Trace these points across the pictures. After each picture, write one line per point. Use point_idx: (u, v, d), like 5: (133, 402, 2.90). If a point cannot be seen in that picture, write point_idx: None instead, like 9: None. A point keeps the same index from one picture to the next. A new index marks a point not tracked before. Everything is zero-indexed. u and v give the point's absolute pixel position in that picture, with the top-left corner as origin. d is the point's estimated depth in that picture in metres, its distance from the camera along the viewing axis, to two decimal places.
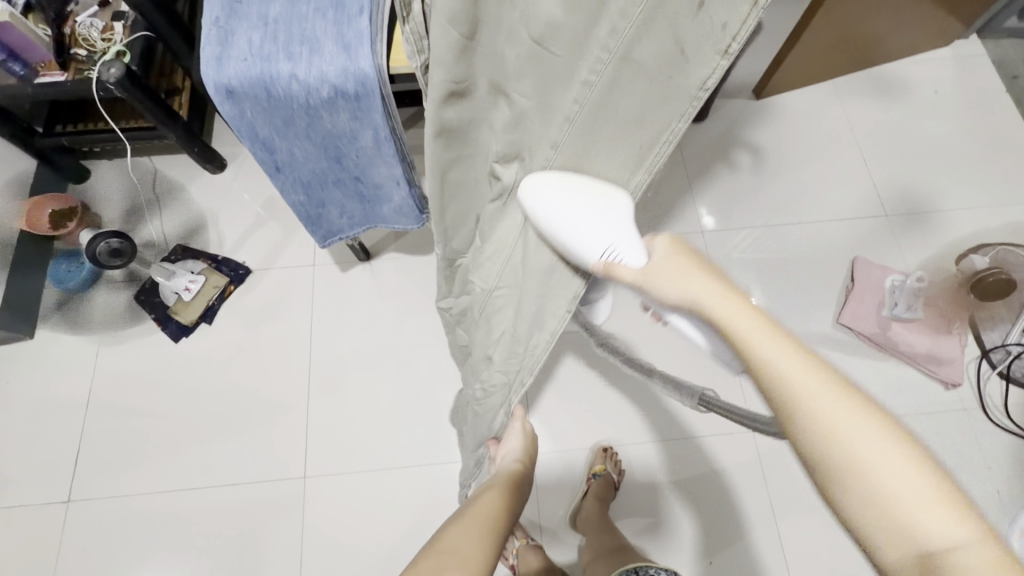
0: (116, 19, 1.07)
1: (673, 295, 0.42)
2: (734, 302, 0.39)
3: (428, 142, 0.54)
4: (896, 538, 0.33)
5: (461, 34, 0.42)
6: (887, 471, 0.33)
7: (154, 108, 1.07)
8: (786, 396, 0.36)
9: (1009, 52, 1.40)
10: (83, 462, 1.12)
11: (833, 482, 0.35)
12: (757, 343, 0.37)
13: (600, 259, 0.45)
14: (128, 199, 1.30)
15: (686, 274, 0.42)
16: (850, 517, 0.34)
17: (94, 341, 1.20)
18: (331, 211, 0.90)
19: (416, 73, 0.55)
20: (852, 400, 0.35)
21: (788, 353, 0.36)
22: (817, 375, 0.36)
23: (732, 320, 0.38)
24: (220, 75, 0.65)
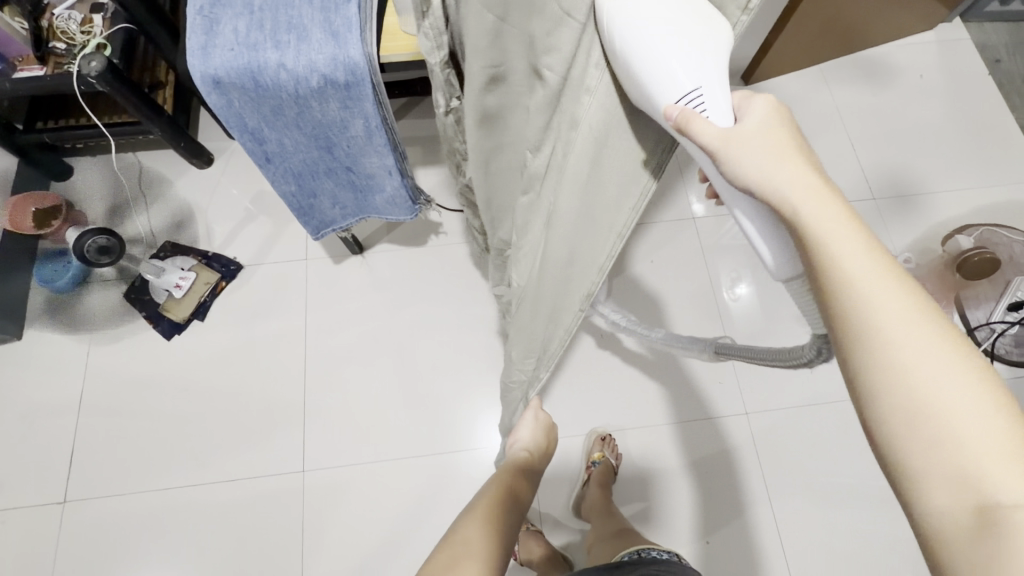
0: (95, 11, 1.06)
1: (749, 167, 0.35)
2: (826, 202, 0.34)
3: (470, 131, 0.51)
4: (965, 490, 0.30)
5: (495, 16, 0.39)
6: (965, 412, 0.31)
7: (138, 102, 1.05)
8: (855, 309, 0.33)
9: (991, 37, 1.44)
10: (78, 461, 1.11)
11: (898, 416, 0.32)
12: (842, 248, 0.33)
13: (678, 105, 0.35)
14: (114, 196, 1.28)
15: (777, 155, 0.36)
16: (904, 457, 0.32)
17: (84, 341, 1.18)
18: (322, 201, 0.89)
19: (433, 72, 0.50)
20: (941, 331, 0.32)
21: (881, 268, 0.33)
22: (901, 295, 0.33)
23: (812, 218, 0.34)
24: (206, 65, 0.64)
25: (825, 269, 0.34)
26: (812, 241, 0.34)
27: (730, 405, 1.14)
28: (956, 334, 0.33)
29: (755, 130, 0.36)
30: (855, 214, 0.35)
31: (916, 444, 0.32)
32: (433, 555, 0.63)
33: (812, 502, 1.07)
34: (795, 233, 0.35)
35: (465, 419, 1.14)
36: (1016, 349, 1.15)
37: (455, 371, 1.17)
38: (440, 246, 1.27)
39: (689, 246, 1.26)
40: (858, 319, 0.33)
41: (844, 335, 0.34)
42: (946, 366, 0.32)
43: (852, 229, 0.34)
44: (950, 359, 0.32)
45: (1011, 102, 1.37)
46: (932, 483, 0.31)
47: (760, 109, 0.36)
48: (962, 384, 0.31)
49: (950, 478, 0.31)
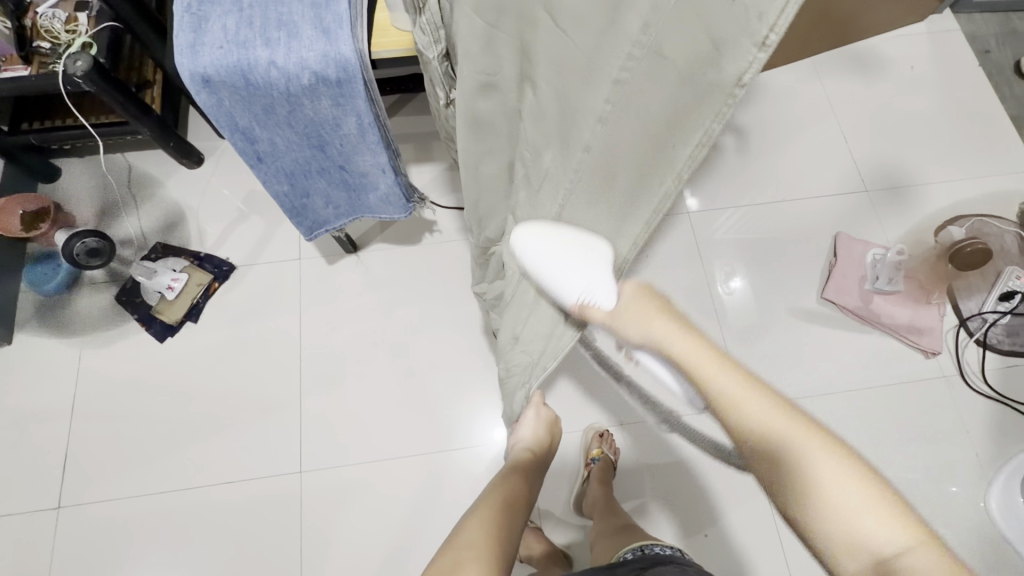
0: (80, 9, 1.04)
1: (637, 332, 0.55)
2: (688, 342, 0.52)
3: (461, 130, 0.56)
4: (851, 546, 0.43)
5: (486, 22, 0.44)
6: (830, 481, 0.45)
7: (124, 102, 1.03)
8: (738, 425, 0.49)
9: (980, 28, 1.44)
10: (72, 466, 1.10)
11: (790, 497, 0.46)
12: (712, 379, 0.50)
13: (575, 300, 0.58)
14: (104, 198, 1.26)
15: (647, 314, 0.55)
16: (809, 532, 0.45)
17: (76, 344, 1.17)
18: (315, 201, 0.88)
19: (434, 64, 0.54)
20: (791, 423, 0.48)
21: (742, 387, 0.49)
22: (758, 402, 0.48)
23: (689, 359, 0.51)
24: (195, 63, 0.63)
25: (715, 398, 0.50)
26: (700, 379, 0.51)
27: None
28: (816, 427, 0.48)
29: (628, 303, 0.56)
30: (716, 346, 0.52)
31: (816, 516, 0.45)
32: (437, 561, 0.62)
33: None
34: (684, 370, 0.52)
35: (463, 417, 1.14)
36: (1007, 339, 1.16)
37: (452, 369, 1.17)
38: (434, 244, 1.26)
39: (684, 241, 1.26)
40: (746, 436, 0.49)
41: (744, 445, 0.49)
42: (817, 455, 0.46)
43: (717, 362, 0.50)
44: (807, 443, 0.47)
45: (1001, 92, 1.38)
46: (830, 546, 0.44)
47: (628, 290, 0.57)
48: (821, 458, 0.46)
49: (842, 538, 0.44)
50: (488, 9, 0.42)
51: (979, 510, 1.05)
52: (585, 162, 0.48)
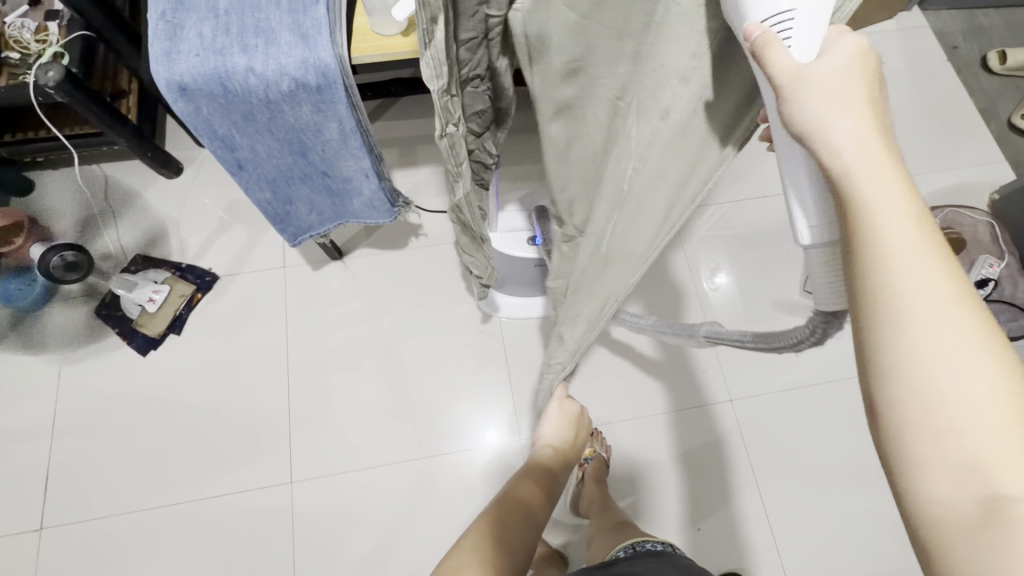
0: (50, 18, 1.02)
1: (808, 120, 0.34)
2: (880, 161, 0.32)
3: (547, 121, 0.54)
4: (965, 475, 0.29)
5: (578, 13, 0.42)
6: (982, 398, 0.30)
7: (99, 111, 1.01)
8: (889, 279, 0.32)
9: (947, 24, 1.49)
10: (55, 484, 1.07)
11: (910, 392, 0.31)
12: (886, 212, 0.32)
13: (763, 28, 0.34)
14: (80, 210, 1.23)
15: (841, 106, 0.34)
16: (899, 436, 0.32)
17: (54, 360, 1.14)
18: (299, 207, 0.88)
19: (432, 98, 0.50)
20: (973, 314, 0.31)
21: (924, 240, 0.32)
22: (940, 269, 0.31)
23: (859, 178, 0.32)
24: (171, 71, 0.62)
25: (868, 238, 0.32)
26: (852, 204, 0.33)
27: (715, 393, 1.16)
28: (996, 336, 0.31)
29: (830, 80, 0.34)
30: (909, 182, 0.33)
31: (923, 426, 0.31)
32: (442, 566, 0.65)
33: (798, 483, 1.09)
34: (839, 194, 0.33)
35: (456, 421, 1.14)
36: None
37: (442, 372, 1.17)
38: (421, 248, 1.25)
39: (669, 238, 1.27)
40: (890, 299, 0.32)
41: (868, 308, 0.33)
42: (970, 354, 0.30)
43: (906, 197, 0.32)
44: (977, 348, 0.31)
45: (969, 85, 1.43)
46: (937, 465, 0.30)
47: (837, 64, 0.34)
48: (986, 370, 0.30)
49: (951, 461, 0.30)
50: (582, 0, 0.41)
51: None
52: (660, 131, 0.46)
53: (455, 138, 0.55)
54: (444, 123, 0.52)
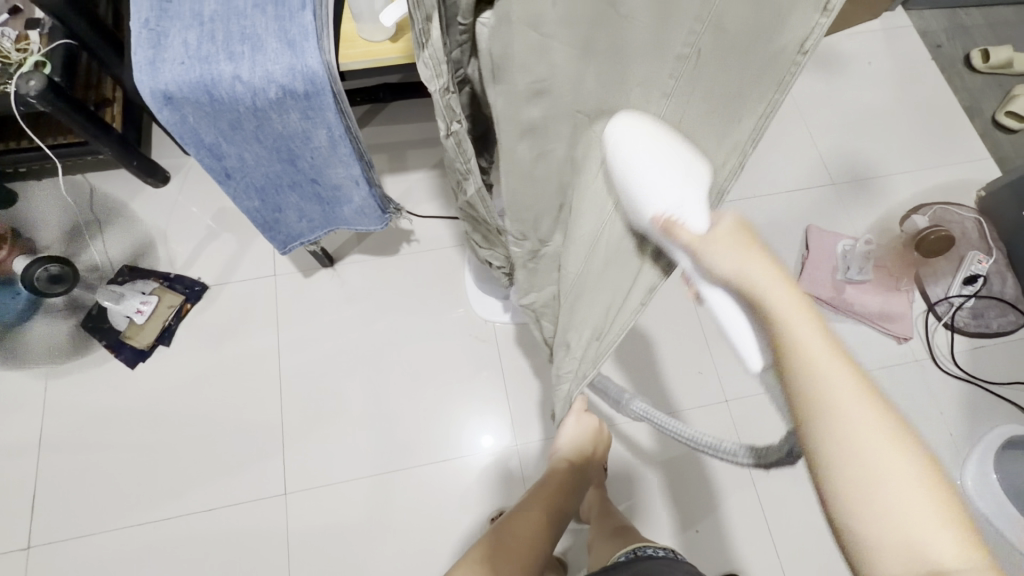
0: (30, 27, 1.00)
1: (724, 267, 0.45)
2: (786, 298, 0.42)
3: (514, 142, 0.51)
4: (903, 556, 0.37)
5: (535, 31, 0.42)
6: (902, 489, 0.38)
7: (82, 121, 1.00)
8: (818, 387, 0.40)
9: (931, 24, 1.51)
10: (42, 501, 1.05)
11: (849, 488, 0.39)
12: (803, 343, 0.41)
13: (665, 213, 0.46)
14: (65, 221, 1.21)
15: (743, 251, 0.44)
16: (852, 527, 0.39)
17: (40, 375, 1.12)
18: (288, 215, 0.86)
19: (433, 98, 0.49)
20: (885, 420, 0.39)
21: (837, 362, 0.40)
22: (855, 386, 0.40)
23: (773, 316, 0.42)
24: (155, 80, 0.61)
25: (791, 364, 0.41)
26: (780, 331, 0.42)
27: (710, 394, 1.16)
28: (911, 436, 0.39)
29: (724, 233, 0.45)
30: (822, 316, 0.42)
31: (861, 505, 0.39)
32: None
33: (795, 482, 1.09)
34: (767, 320, 0.43)
35: (452, 428, 1.12)
36: (973, 322, 1.20)
37: (437, 379, 1.16)
38: (413, 254, 1.24)
39: None
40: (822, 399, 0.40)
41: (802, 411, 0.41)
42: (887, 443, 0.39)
43: (816, 330, 0.41)
44: (892, 448, 0.39)
45: (953, 84, 1.44)
46: (879, 550, 0.38)
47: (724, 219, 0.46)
48: (903, 467, 0.38)
49: (895, 544, 0.37)
50: (547, 20, 0.41)
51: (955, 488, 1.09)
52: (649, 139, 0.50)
53: (461, 134, 0.53)
54: (448, 122, 0.51)
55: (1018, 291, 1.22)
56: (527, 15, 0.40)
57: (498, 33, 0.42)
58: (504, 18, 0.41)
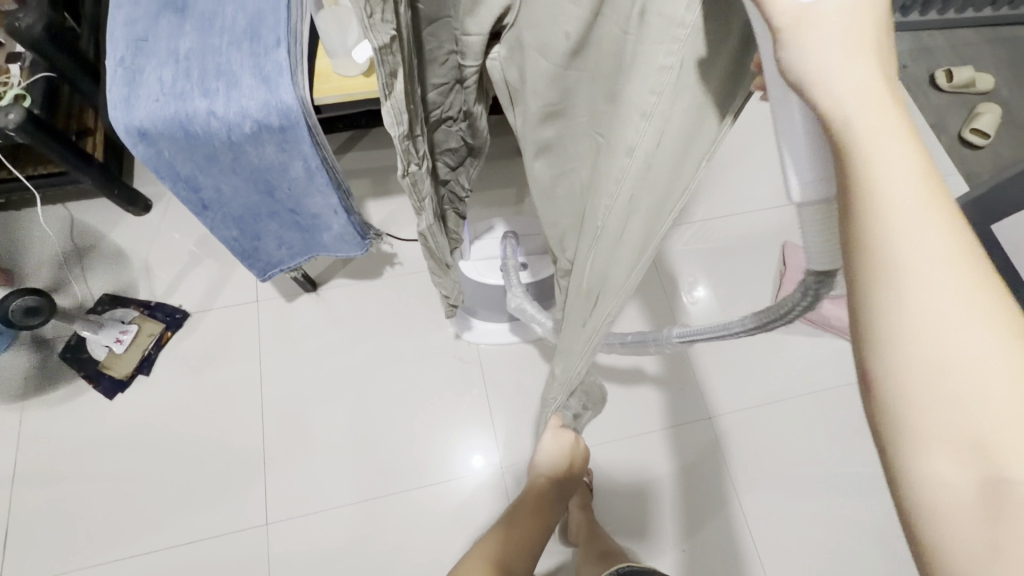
0: (12, 61, 1.02)
1: (799, 45, 0.26)
2: (878, 90, 0.25)
3: (532, 160, 0.56)
4: (968, 462, 0.24)
5: (551, 62, 0.45)
6: (993, 373, 0.24)
7: (62, 151, 1.00)
8: (884, 237, 0.25)
9: (896, 46, 1.56)
10: (14, 538, 1.03)
11: (904, 371, 0.25)
12: (881, 149, 0.25)
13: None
14: (43, 251, 1.20)
15: (848, 34, 0.25)
16: (887, 418, 0.26)
17: (14, 407, 1.10)
18: (267, 243, 0.87)
19: (393, 142, 0.52)
20: (981, 274, 0.25)
21: (925, 187, 0.25)
22: (949, 229, 0.25)
23: (854, 106, 0.25)
24: (131, 117, 0.62)
25: (862, 179, 0.26)
26: (849, 151, 0.26)
27: (694, 410, 1.16)
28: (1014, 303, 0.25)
29: (840, 5, 0.25)
30: (920, 134, 0.26)
31: (923, 401, 0.25)
32: None
33: (779, 496, 1.10)
34: (831, 126, 0.26)
35: (437, 451, 1.12)
36: None
37: (420, 402, 1.15)
38: (397, 276, 1.25)
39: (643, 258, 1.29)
40: (888, 256, 0.25)
41: (858, 267, 0.26)
42: (989, 324, 0.25)
43: (909, 144, 0.25)
44: (990, 317, 0.25)
45: (920, 102, 1.49)
46: (937, 447, 0.25)
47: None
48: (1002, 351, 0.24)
49: (968, 451, 0.24)
50: (558, 50, 0.43)
51: None
52: (628, 168, 0.43)
53: (417, 176, 0.57)
54: (407, 163, 0.55)
55: None
56: (536, 47, 0.44)
57: (513, 59, 0.49)
58: (517, 48, 0.47)
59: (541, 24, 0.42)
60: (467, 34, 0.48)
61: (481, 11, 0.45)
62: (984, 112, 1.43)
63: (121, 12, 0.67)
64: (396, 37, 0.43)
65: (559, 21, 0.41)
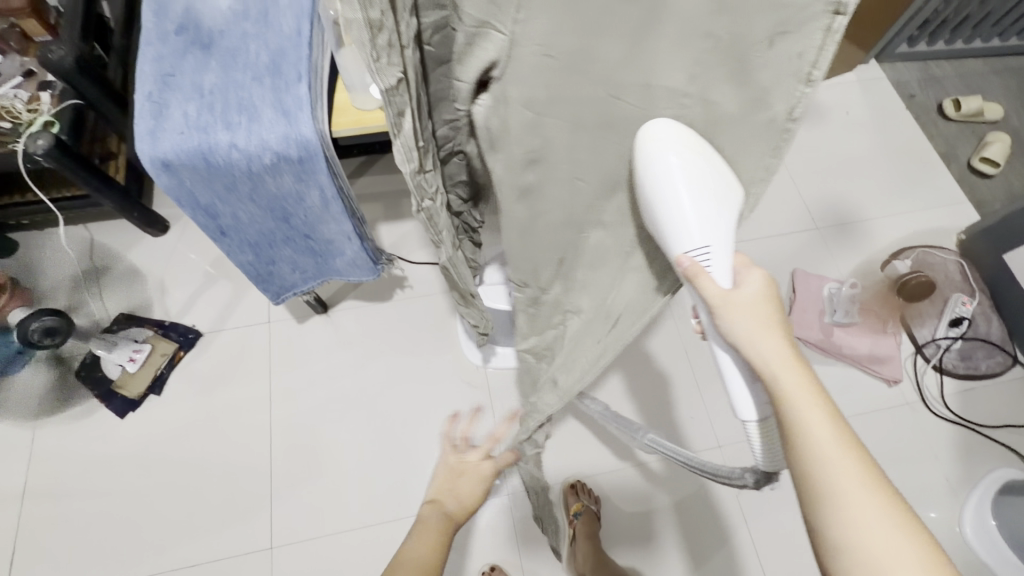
0: (42, 89, 1.06)
1: (739, 328, 0.51)
2: (792, 364, 0.49)
3: (511, 205, 0.58)
4: None
5: (533, 112, 0.49)
6: (882, 534, 0.45)
7: (87, 176, 1.04)
8: (812, 450, 0.47)
9: (904, 75, 1.58)
10: (21, 557, 1.03)
11: (830, 526, 0.46)
12: (799, 400, 0.48)
13: (688, 254, 0.51)
14: (64, 271, 1.23)
15: (757, 321, 0.51)
16: (828, 554, 0.47)
17: (27, 425, 1.11)
18: (281, 267, 0.88)
19: (405, 178, 0.53)
20: (868, 471, 0.47)
21: (827, 420, 0.48)
22: (843, 443, 0.47)
23: (779, 373, 0.49)
24: (155, 149, 0.64)
25: (790, 416, 0.48)
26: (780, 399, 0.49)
27: (701, 438, 1.15)
28: (890, 490, 0.47)
29: (748, 300, 0.51)
30: (819, 386, 0.49)
31: (845, 545, 0.45)
32: None
33: (790, 529, 1.08)
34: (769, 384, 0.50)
35: None
36: (961, 363, 1.21)
37: (426, 425, 1.15)
38: (406, 299, 1.26)
39: None
40: (812, 459, 0.47)
41: (797, 464, 0.49)
42: (878, 504, 0.46)
43: (815, 397, 0.48)
44: (877, 496, 0.46)
45: (928, 130, 1.50)
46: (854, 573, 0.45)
47: (749, 286, 0.52)
48: (885, 519, 0.45)
49: None
50: (539, 101, 0.48)
51: (955, 536, 1.08)
52: None
53: (431, 210, 0.59)
54: (420, 198, 0.56)
55: (1004, 332, 1.24)
56: (521, 98, 0.48)
57: (496, 109, 0.51)
58: (502, 100, 0.49)
59: (531, 80, 0.46)
60: (456, 82, 0.50)
61: (471, 61, 0.47)
62: (994, 141, 1.43)
63: (151, 48, 0.70)
64: (403, 81, 0.45)
65: (534, 78, 0.46)
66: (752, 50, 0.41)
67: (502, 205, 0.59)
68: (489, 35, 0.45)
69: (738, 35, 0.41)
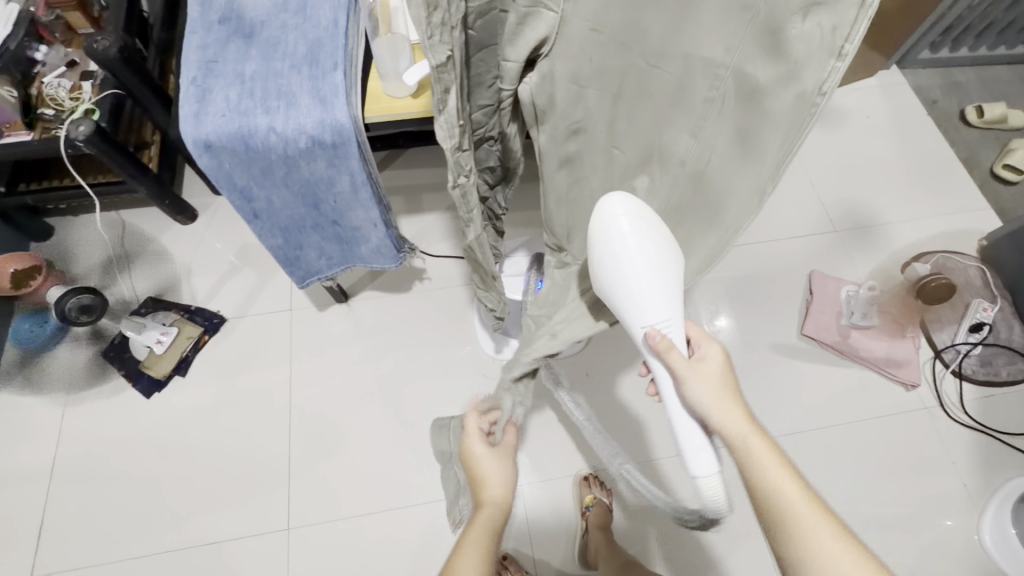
0: (84, 79, 1.10)
1: (703, 397, 0.57)
2: (751, 429, 0.56)
3: (554, 172, 0.67)
4: None
5: (575, 82, 0.58)
6: None
7: (124, 162, 1.08)
8: (781, 507, 0.53)
9: (925, 81, 1.57)
10: (49, 530, 1.06)
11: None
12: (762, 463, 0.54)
13: (654, 327, 0.58)
14: (96, 255, 1.27)
15: (717, 391, 0.57)
16: None
17: (58, 402, 1.15)
18: (309, 253, 0.91)
19: (445, 155, 0.56)
20: (832, 523, 0.51)
21: (789, 479, 0.54)
22: (808, 500, 0.53)
23: (740, 439, 0.56)
24: (199, 130, 0.67)
25: (756, 478, 0.54)
26: (747, 461, 0.55)
27: None
28: (856, 539, 0.51)
29: (708, 372, 0.58)
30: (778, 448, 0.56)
31: None
32: None
33: None
34: (734, 449, 0.56)
35: None
36: (982, 369, 1.20)
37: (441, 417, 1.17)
38: (425, 292, 1.28)
39: None
40: (783, 516, 0.52)
41: (769, 523, 0.54)
42: (847, 552, 0.50)
43: (774, 459, 0.54)
44: (846, 546, 0.50)
45: (950, 136, 1.49)
46: None
47: (707, 360, 0.59)
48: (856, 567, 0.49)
49: None
50: (584, 74, 0.57)
51: (973, 544, 1.07)
52: (692, 149, 0.55)
53: (465, 188, 0.61)
54: (456, 175, 0.59)
55: None
56: (568, 73, 0.57)
57: (543, 86, 0.58)
58: (549, 76, 0.58)
59: (578, 55, 0.56)
60: (505, 62, 0.56)
61: (522, 41, 0.54)
62: (1018, 147, 1.42)
63: (195, 37, 0.73)
64: (452, 60, 0.48)
65: (583, 53, 0.55)
66: (786, 21, 0.41)
67: (545, 172, 0.67)
68: (540, 14, 0.53)
69: (767, 7, 0.42)
